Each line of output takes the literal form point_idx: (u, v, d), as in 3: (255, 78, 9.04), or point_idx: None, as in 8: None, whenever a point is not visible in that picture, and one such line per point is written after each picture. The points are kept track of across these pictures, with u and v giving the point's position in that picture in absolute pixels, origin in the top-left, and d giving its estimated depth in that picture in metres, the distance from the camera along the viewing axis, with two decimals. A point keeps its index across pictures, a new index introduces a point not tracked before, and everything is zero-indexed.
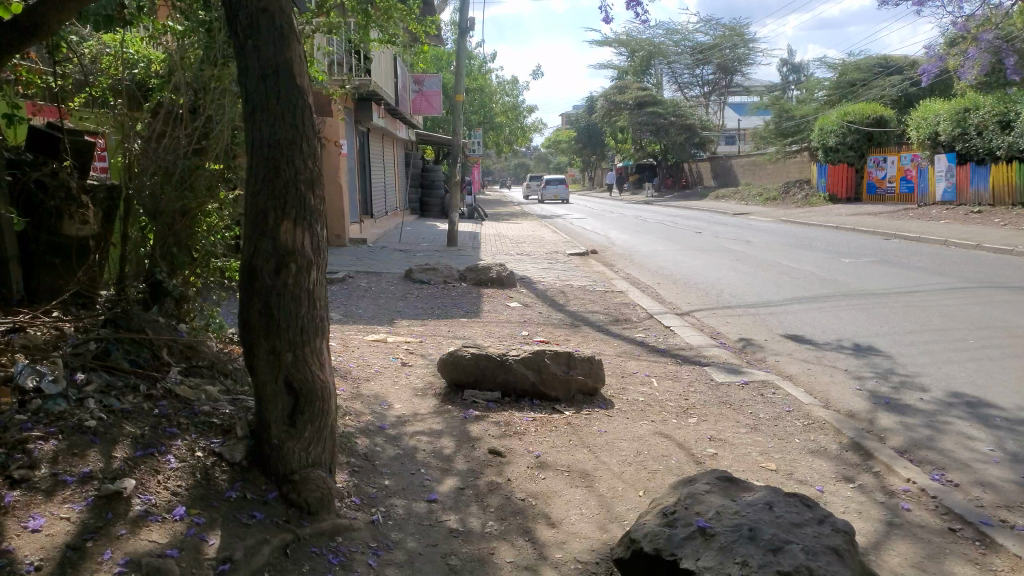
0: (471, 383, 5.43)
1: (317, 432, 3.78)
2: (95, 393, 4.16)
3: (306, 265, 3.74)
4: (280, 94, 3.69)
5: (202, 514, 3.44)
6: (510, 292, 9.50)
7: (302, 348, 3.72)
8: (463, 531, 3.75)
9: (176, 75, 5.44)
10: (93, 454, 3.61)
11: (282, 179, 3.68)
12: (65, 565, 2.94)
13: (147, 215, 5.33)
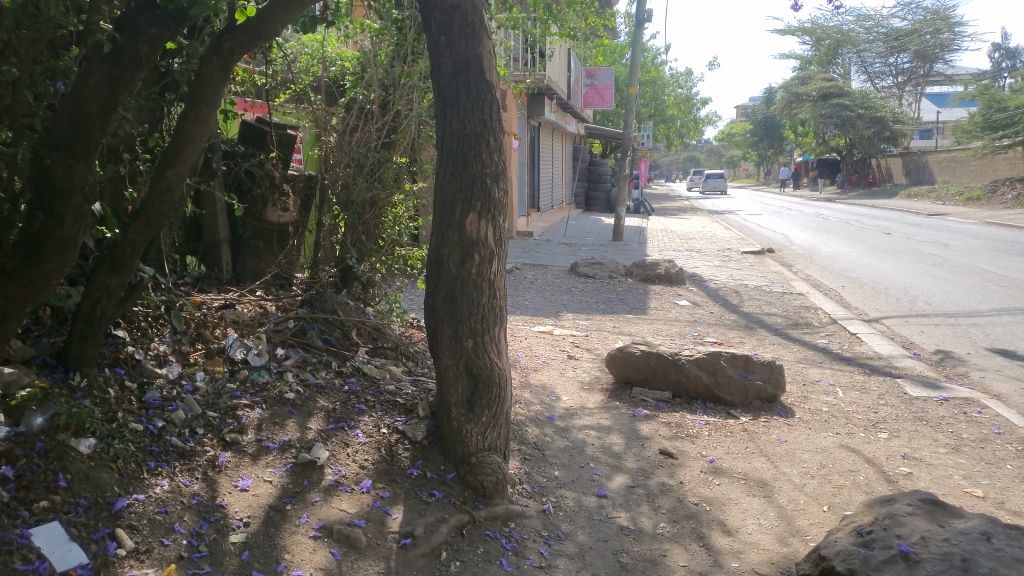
0: (641, 381, 5.36)
1: (494, 417, 3.85)
2: (293, 367, 4.53)
3: (489, 256, 3.83)
4: (471, 90, 3.81)
5: (386, 489, 3.61)
6: (678, 289, 9.27)
7: (482, 335, 3.82)
8: (633, 530, 3.71)
9: (370, 73, 5.78)
10: (291, 425, 3.92)
11: (470, 171, 3.79)
12: (268, 525, 3.21)
13: (341, 204, 5.75)
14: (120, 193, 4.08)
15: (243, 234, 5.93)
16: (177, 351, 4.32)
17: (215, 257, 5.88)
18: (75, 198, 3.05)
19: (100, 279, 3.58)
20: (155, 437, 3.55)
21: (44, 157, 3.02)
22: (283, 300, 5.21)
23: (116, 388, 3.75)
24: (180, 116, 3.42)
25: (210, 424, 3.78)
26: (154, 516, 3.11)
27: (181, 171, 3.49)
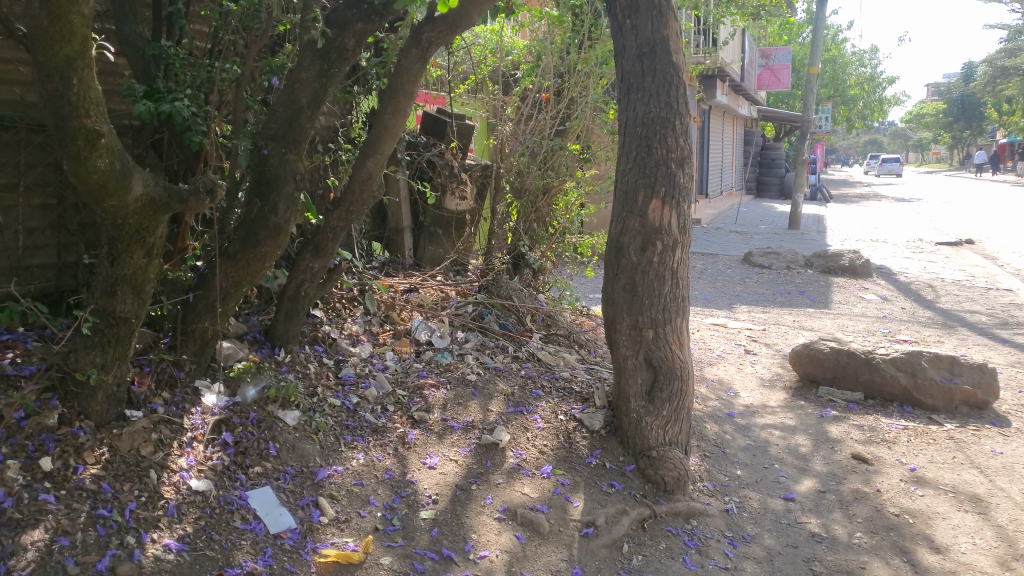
0: (829, 379, 5.04)
1: (675, 411, 3.73)
2: (473, 350, 4.66)
3: (672, 244, 3.70)
4: (656, 73, 3.71)
5: (567, 476, 3.61)
6: (864, 282, 8.63)
7: (664, 326, 3.71)
8: (826, 538, 3.49)
9: (547, 60, 5.79)
10: (474, 406, 4.02)
11: (653, 157, 3.69)
12: (455, 504, 3.30)
13: (515, 192, 5.82)
14: (319, 182, 4.34)
15: (424, 221, 6.12)
16: (368, 332, 4.55)
17: (398, 243, 6.03)
18: (288, 185, 3.27)
19: (306, 262, 3.84)
20: (352, 412, 3.76)
21: (262, 147, 3.26)
22: (462, 285, 5.36)
23: (316, 364, 4.00)
24: (380, 107, 3.60)
25: (399, 402, 3.96)
26: (352, 487, 3.29)
27: (380, 159, 3.66)
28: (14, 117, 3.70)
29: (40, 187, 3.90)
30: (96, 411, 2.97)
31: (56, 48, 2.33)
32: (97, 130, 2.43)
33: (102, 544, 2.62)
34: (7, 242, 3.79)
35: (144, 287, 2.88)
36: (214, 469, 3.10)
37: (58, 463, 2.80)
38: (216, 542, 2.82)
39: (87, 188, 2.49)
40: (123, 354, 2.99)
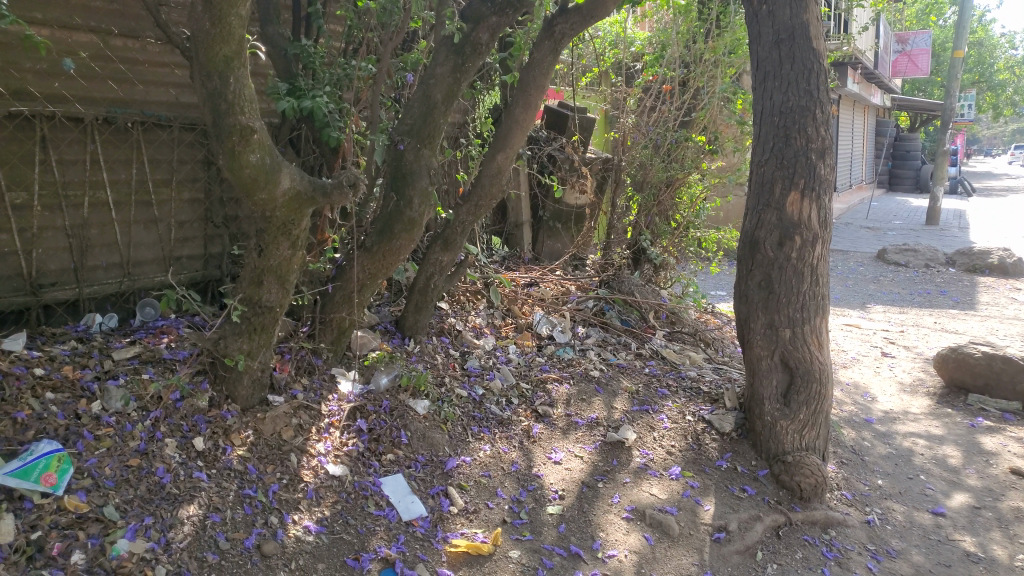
0: (980, 387, 4.68)
1: (813, 415, 3.54)
2: (595, 346, 4.61)
3: (813, 239, 3.50)
4: (795, 59, 3.52)
5: (696, 478, 3.50)
6: (1015, 282, 7.98)
7: (802, 325, 3.53)
8: (983, 558, 3.23)
9: (672, 50, 5.56)
10: (598, 403, 3.98)
11: (792, 148, 3.51)
12: (582, 501, 3.27)
13: (637, 185, 5.72)
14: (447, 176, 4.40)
15: (544, 215, 6.11)
16: (491, 325, 4.58)
17: (518, 238, 6.03)
18: (422, 180, 3.32)
19: (436, 255, 3.90)
20: (478, 404, 3.80)
21: (398, 143, 3.34)
22: (582, 280, 5.31)
23: (443, 355, 4.06)
24: (510, 101, 3.63)
25: (523, 396, 3.97)
26: (479, 479, 3.32)
27: (510, 154, 3.71)
28: (170, 116, 3.95)
29: (190, 182, 4.14)
30: (242, 396, 3.14)
31: (216, 48, 2.44)
32: (251, 126, 2.52)
33: (250, 522, 2.75)
34: (162, 234, 4.06)
35: (288, 277, 3.00)
36: (349, 455, 3.20)
37: (210, 443, 2.96)
38: (353, 527, 2.90)
39: (240, 182, 2.60)
40: (267, 341, 3.13)
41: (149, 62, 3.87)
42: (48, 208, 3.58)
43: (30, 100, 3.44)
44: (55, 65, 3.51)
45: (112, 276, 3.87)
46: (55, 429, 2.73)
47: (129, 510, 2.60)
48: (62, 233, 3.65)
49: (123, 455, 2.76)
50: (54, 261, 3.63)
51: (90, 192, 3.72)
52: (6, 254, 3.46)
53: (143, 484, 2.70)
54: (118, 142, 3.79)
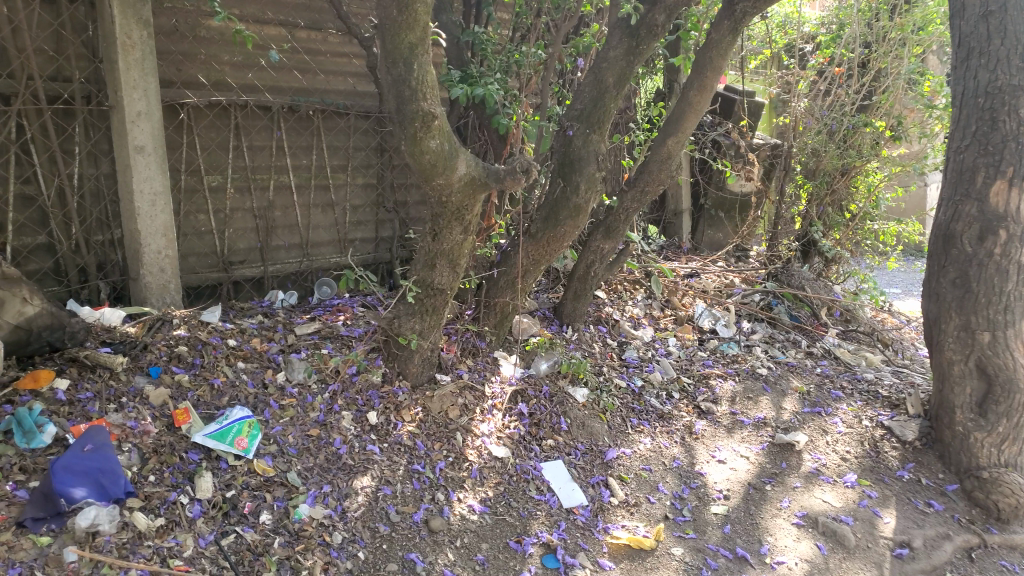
0: None
1: (1014, 429, 3.19)
2: (761, 342, 4.42)
3: (1021, 234, 3.14)
4: (1007, 33, 3.16)
5: (874, 488, 3.26)
6: None
7: (1005, 329, 3.18)
8: None
9: (851, 29, 5.18)
10: (765, 402, 3.81)
11: (999, 132, 3.15)
12: (749, 502, 3.14)
13: (807, 173, 5.40)
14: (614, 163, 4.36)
15: (705, 204, 5.90)
16: (650, 315, 4.47)
17: (675, 227, 5.91)
18: (590, 165, 3.27)
19: (597, 243, 3.84)
20: (637, 396, 3.73)
21: (567, 128, 3.32)
22: (747, 272, 5.11)
23: (601, 344, 4.01)
24: (684, 85, 3.54)
25: (685, 390, 3.86)
26: (640, 471, 3.27)
27: (680, 138, 3.60)
28: (348, 104, 4.14)
29: (364, 168, 4.34)
30: (412, 373, 3.26)
31: (402, 36, 2.50)
32: (432, 112, 2.57)
33: (418, 497, 2.85)
34: (337, 217, 4.28)
35: (459, 261, 3.06)
36: (511, 437, 3.24)
37: (382, 418, 3.09)
38: (515, 509, 2.94)
39: (420, 167, 2.67)
40: (436, 322, 3.22)
41: (331, 52, 4.06)
42: (239, 191, 3.84)
43: (227, 90, 3.69)
44: (249, 57, 3.74)
45: (293, 255, 4.13)
46: (246, 396, 2.95)
47: (309, 477, 2.76)
48: (251, 215, 3.91)
49: (305, 425, 2.93)
50: (243, 240, 3.91)
51: (276, 177, 3.96)
52: (204, 234, 3.75)
53: (322, 453, 2.86)
54: (302, 129, 4.01)
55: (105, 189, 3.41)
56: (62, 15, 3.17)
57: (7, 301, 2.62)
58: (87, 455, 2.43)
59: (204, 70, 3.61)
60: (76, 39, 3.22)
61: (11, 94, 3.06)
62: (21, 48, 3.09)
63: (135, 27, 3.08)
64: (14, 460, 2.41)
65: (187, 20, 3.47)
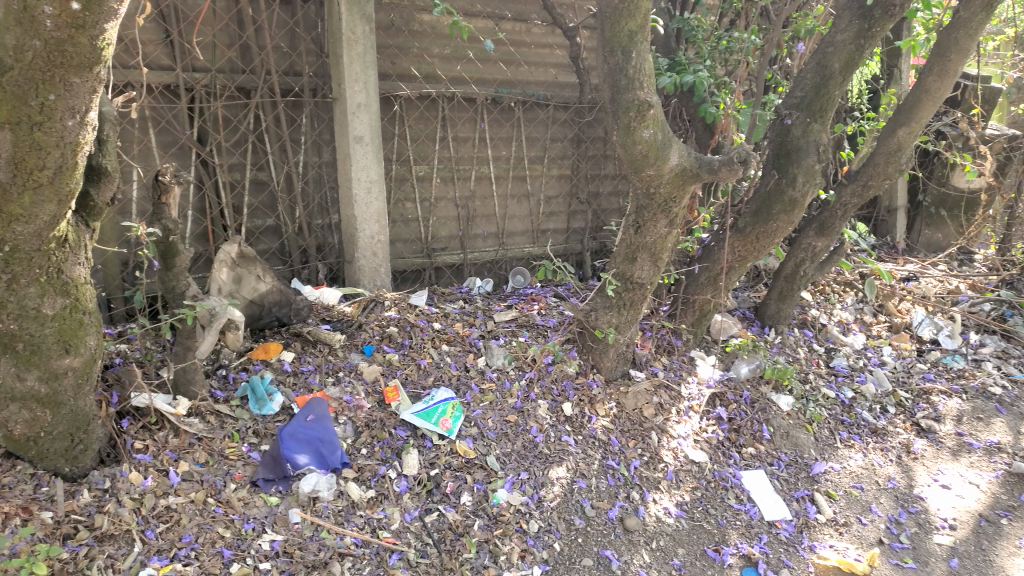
0: None
1: None
2: (992, 357, 3.96)
3: None
4: None
5: None
6: None
7: None
8: None
9: None
10: (999, 424, 3.43)
11: None
12: (980, 536, 2.84)
13: None
14: (837, 155, 4.16)
15: (924, 201, 5.37)
16: (860, 320, 4.15)
17: (889, 225, 5.41)
18: (809, 157, 3.08)
19: (809, 239, 3.61)
20: (848, 407, 3.50)
21: (785, 117, 3.14)
22: (976, 278, 4.61)
23: (806, 349, 3.77)
24: (922, 70, 3.26)
25: (901, 405, 3.57)
26: (850, 489, 3.05)
27: (914, 129, 3.30)
28: (548, 95, 4.15)
29: (560, 159, 4.35)
30: (607, 367, 3.22)
31: (621, 23, 2.47)
32: (648, 101, 2.50)
33: (613, 494, 2.82)
34: (532, 208, 4.32)
35: (661, 255, 2.96)
36: (709, 442, 3.12)
37: (577, 409, 3.08)
38: (712, 516, 2.83)
39: (630, 158, 2.61)
40: (634, 317, 3.14)
41: (535, 43, 4.09)
42: (443, 181, 3.97)
43: (437, 83, 3.81)
44: (456, 50, 3.84)
45: (489, 245, 4.22)
46: (449, 378, 3.05)
47: (507, 462, 2.80)
48: (453, 204, 4.04)
49: (503, 410, 2.98)
50: (445, 229, 4.04)
51: (477, 167, 4.05)
52: (410, 221, 3.92)
53: (519, 440, 2.90)
54: (503, 120, 4.07)
55: (326, 177, 3.65)
56: (296, 15, 3.42)
57: (244, 278, 2.89)
58: (310, 425, 2.63)
59: (416, 63, 3.75)
60: (307, 36, 3.47)
61: (252, 88, 3.33)
62: (262, 46, 3.37)
63: (359, 23, 3.25)
64: (249, 424, 2.65)
65: (402, 15, 3.62)
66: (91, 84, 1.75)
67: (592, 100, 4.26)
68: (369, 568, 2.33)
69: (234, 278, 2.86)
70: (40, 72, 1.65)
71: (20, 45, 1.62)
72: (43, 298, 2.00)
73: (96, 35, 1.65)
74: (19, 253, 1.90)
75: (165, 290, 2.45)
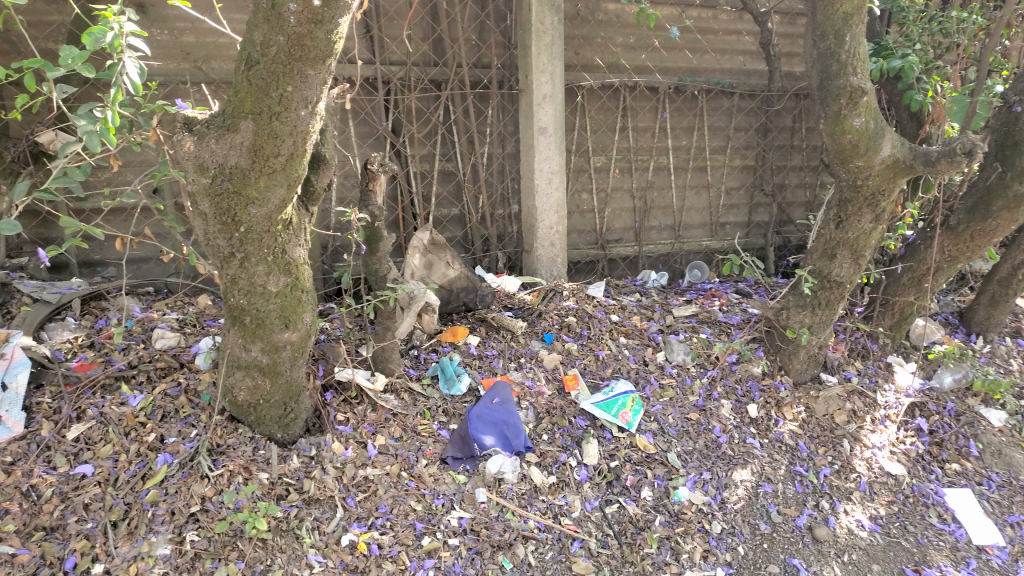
0: None
1: None
2: None
3: None
4: None
5: None
6: None
7: None
8: None
9: None
10: None
11: None
12: None
13: None
14: None
15: None
16: None
17: None
18: None
19: None
20: None
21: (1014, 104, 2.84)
22: None
23: (1020, 361, 3.45)
24: None
25: None
26: None
27: None
28: (733, 83, 4.02)
29: (744, 149, 4.22)
30: (796, 369, 3.09)
31: (835, 5, 2.44)
32: (862, 88, 2.41)
33: (800, 501, 2.70)
34: (711, 199, 4.20)
35: (864, 253, 2.78)
36: (907, 454, 2.94)
37: (762, 411, 2.98)
38: (911, 534, 2.65)
39: (838, 148, 2.49)
40: (829, 318, 2.98)
41: (722, 30, 3.99)
42: (621, 172, 3.93)
43: (621, 72, 3.78)
44: (641, 39, 3.81)
45: (665, 237, 4.14)
46: (628, 370, 3.03)
47: (689, 460, 2.74)
48: (629, 195, 3.99)
49: (684, 408, 2.92)
50: (620, 220, 4.00)
51: (656, 157, 3.98)
52: (586, 212, 3.91)
53: (702, 438, 2.83)
54: (686, 109, 3.99)
55: (508, 168, 3.72)
56: (487, 7, 3.52)
57: (435, 264, 3.05)
58: (496, 408, 2.69)
59: (600, 52, 3.73)
60: (496, 28, 3.55)
61: (444, 80, 3.46)
62: (454, 39, 3.48)
63: (548, 13, 3.27)
64: (438, 403, 2.76)
65: (589, 5, 3.62)
66: (323, 77, 1.86)
67: (783, 89, 4.08)
68: (551, 553, 2.36)
69: (425, 263, 3.02)
70: (282, 66, 1.79)
71: (266, 42, 1.77)
72: (269, 276, 2.11)
73: (331, 30, 1.77)
74: (252, 233, 2.02)
75: (369, 273, 2.58)
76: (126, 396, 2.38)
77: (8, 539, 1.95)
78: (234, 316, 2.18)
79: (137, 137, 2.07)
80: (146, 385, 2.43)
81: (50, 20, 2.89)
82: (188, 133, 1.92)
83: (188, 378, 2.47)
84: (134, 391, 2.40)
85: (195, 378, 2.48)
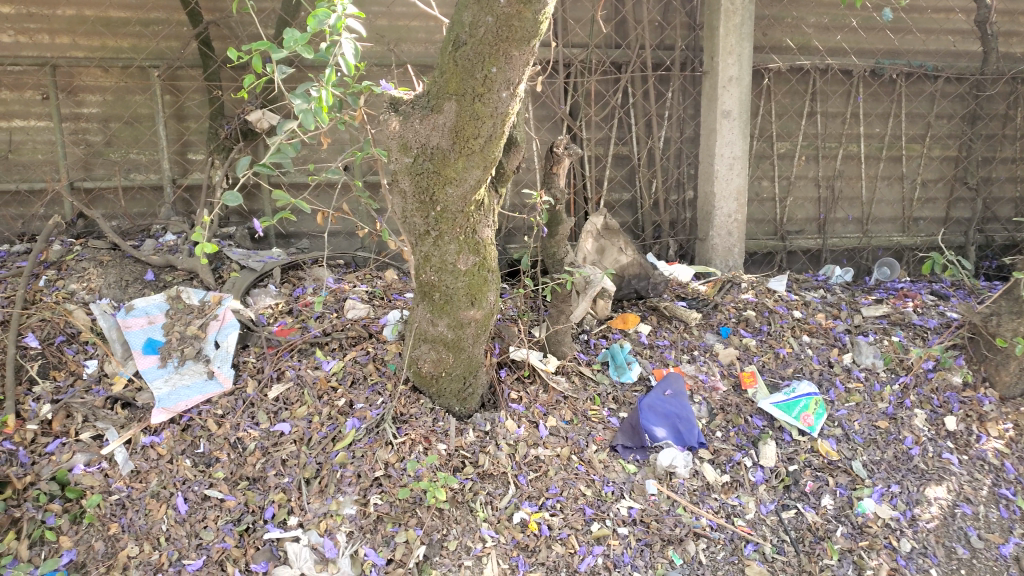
0: None
1: None
2: None
3: None
4: None
5: None
6: None
7: None
8: None
9: None
10: None
11: None
12: None
13: None
14: None
15: None
16: None
17: None
18: None
19: None
20: None
21: None
22: None
23: None
24: None
25: None
26: None
27: None
28: (938, 66, 3.72)
29: (946, 138, 3.90)
30: (1004, 382, 2.80)
31: None
32: None
33: (1005, 527, 2.47)
34: (905, 191, 3.90)
35: None
36: None
37: (962, 425, 2.74)
38: None
39: None
40: None
41: (931, 8, 3.71)
42: (807, 159, 3.72)
43: (813, 54, 3.57)
44: (836, 19, 3.59)
45: (852, 231, 3.86)
46: (811, 371, 2.86)
47: (876, 471, 2.55)
48: (814, 183, 3.75)
49: (872, 415, 2.72)
50: (802, 211, 3.77)
51: (846, 145, 3.75)
52: (766, 201, 3.71)
53: (891, 449, 2.63)
54: (883, 94, 3.74)
55: (686, 152, 3.62)
56: None
57: (607, 249, 3.03)
58: (668, 399, 2.59)
59: (791, 33, 3.54)
60: (682, 9, 3.48)
61: (625, 63, 3.42)
62: (638, 20, 3.45)
63: None
64: (609, 389, 2.73)
65: None
66: (527, 58, 1.85)
67: (998, 72, 3.72)
68: (723, 554, 2.30)
69: (598, 248, 3.02)
70: (488, 47, 1.81)
71: (475, 23, 1.80)
72: (460, 255, 2.15)
73: (539, 10, 1.76)
74: (447, 213, 2.06)
75: (548, 256, 2.61)
76: (320, 360, 2.52)
77: (219, 485, 2.16)
78: (424, 292, 2.25)
79: (345, 116, 2.14)
80: (338, 351, 2.57)
81: (264, 7, 3.12)
82: (393, 113, 1.99)
83: (376, 348, 2.57)
84: (327, 356, 2.54)
85: (382, 348, 2.57)
